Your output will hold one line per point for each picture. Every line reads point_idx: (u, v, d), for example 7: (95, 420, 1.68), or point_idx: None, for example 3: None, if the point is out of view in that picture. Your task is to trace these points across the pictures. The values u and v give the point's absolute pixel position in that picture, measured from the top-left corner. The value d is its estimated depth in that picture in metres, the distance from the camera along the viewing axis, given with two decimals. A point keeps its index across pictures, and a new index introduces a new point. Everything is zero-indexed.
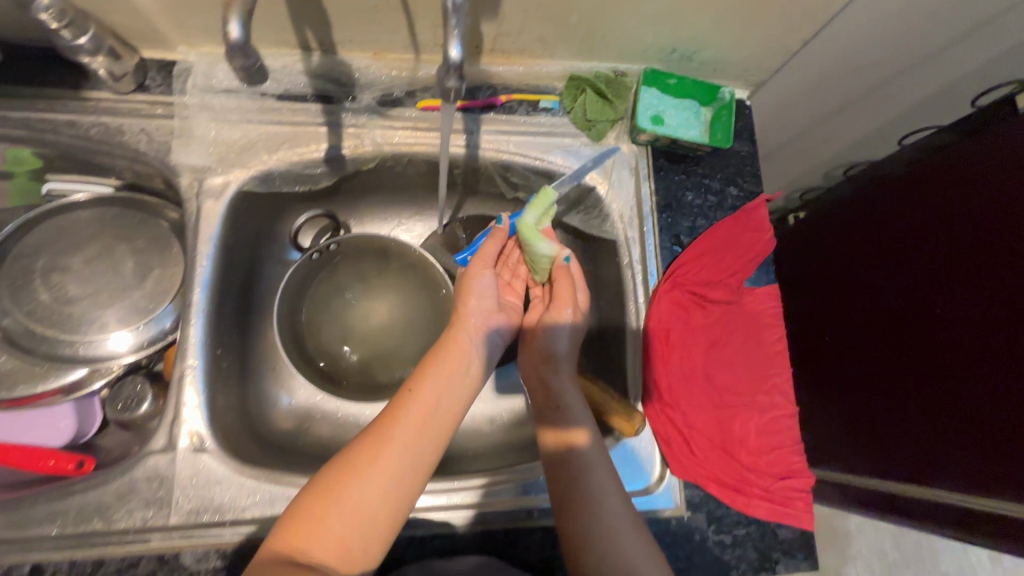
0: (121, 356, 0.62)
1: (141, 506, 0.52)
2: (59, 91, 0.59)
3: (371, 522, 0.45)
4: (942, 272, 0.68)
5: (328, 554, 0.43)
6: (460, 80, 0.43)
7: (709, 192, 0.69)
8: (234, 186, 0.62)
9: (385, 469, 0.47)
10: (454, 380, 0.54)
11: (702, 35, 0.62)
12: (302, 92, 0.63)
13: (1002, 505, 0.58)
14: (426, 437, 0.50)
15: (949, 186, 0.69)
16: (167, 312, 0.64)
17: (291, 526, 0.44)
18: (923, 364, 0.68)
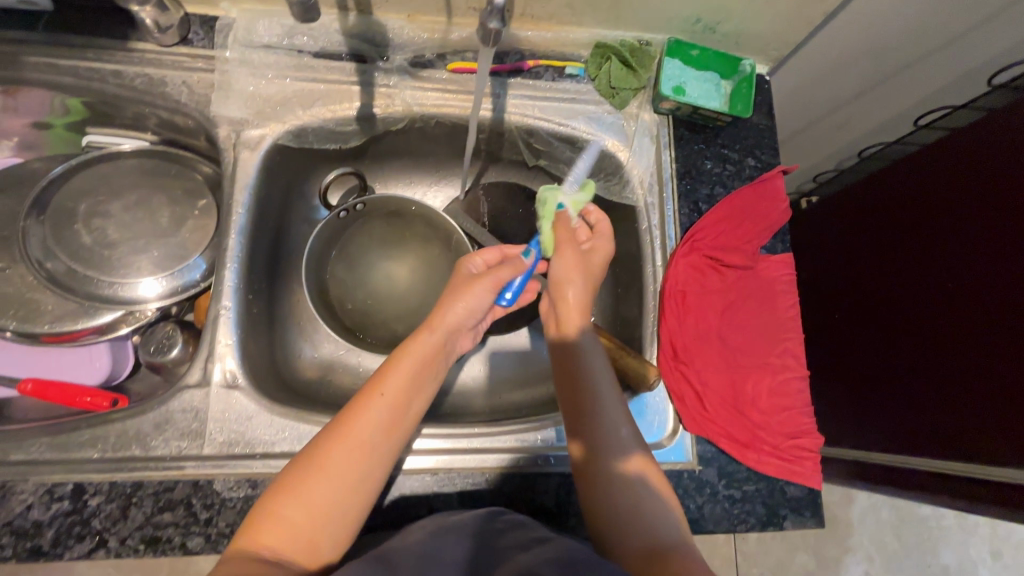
0: (149, 302, 0.64)
1: (177, 436, 0.55)
2: (107, 41, 0.61)
3: (336, 518, 0.45)
4: (954, 252, 0.69)
5: (295, 551, 0.43)
6: (502, 21, 0.45)
7: (728, 162, 0.70)
8: (270, 139, 0.64)
9: (348, 470, 0.47)
10: (415, 382, 0.53)
11: (727, 6, 0.63)
12: (338, 51, 0.65)
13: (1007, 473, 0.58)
14: (386, 438, 0.50)
15: (964, 168, 0.70)
16: (195, 264, 0.65)
17: (255, 523, 0.44)
18: (934, 340, 0.70)
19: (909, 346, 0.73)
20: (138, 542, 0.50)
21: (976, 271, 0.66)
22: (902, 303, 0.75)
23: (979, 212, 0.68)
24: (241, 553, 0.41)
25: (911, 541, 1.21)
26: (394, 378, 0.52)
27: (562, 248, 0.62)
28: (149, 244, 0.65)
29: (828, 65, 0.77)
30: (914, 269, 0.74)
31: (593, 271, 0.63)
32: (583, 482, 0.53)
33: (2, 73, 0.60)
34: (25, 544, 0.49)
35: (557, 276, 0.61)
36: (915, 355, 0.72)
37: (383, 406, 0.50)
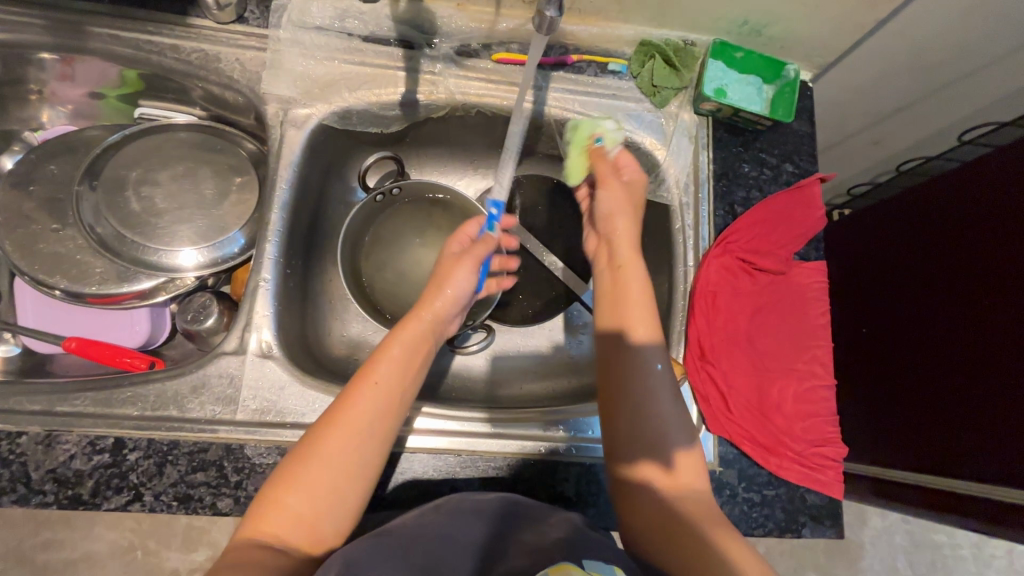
0: (186, 271, 0.66)
1: (212, 400, 0.56)
2: (167, 15, 0.63)
3: (334, 505, 0.46)
4: (985, 274, 0.68)
5: (297, 537, 0.44)
6: (557, 11, 0.47)
7: (765, 166, 0.70)
8: (316, 119, 0.66)
9: (346, 458, 0.47)
10: (405, 367, 0.53)
11: (775, 9, 0.63)
12: (386, 36, 0.67)
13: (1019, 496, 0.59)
14: (384, 422, 0.50)
15: (1007, 185, 0.68)
16: (232, 239, 0.67)
17: (257, 510, 0.45)
18: (958, 362, 0.69)
19: (933, 364, 0.72)
20: (171, 499, 0.52)
21: (1004, 294, 0.66)
22: (925, 324, 0.74)
23: (1008, 234, 0.67)
24: (248, 543, 0.43)
25: (923, 567, 1.19)
26: (386, 361, 0.52)
27: (605, 180, 0.66)
28: (193, 214, 0.67)
29: (873, 75, 0.77)
30: (940, 290, 0.73)
31: (638, 200, 0.65)
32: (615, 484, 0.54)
33: (66, 41, 0.62)
34: (66, 492, 0.52)
35: (608, 209, 0.64)
36: (940, 377, 0.70)
37: (376, 391, 0.50)
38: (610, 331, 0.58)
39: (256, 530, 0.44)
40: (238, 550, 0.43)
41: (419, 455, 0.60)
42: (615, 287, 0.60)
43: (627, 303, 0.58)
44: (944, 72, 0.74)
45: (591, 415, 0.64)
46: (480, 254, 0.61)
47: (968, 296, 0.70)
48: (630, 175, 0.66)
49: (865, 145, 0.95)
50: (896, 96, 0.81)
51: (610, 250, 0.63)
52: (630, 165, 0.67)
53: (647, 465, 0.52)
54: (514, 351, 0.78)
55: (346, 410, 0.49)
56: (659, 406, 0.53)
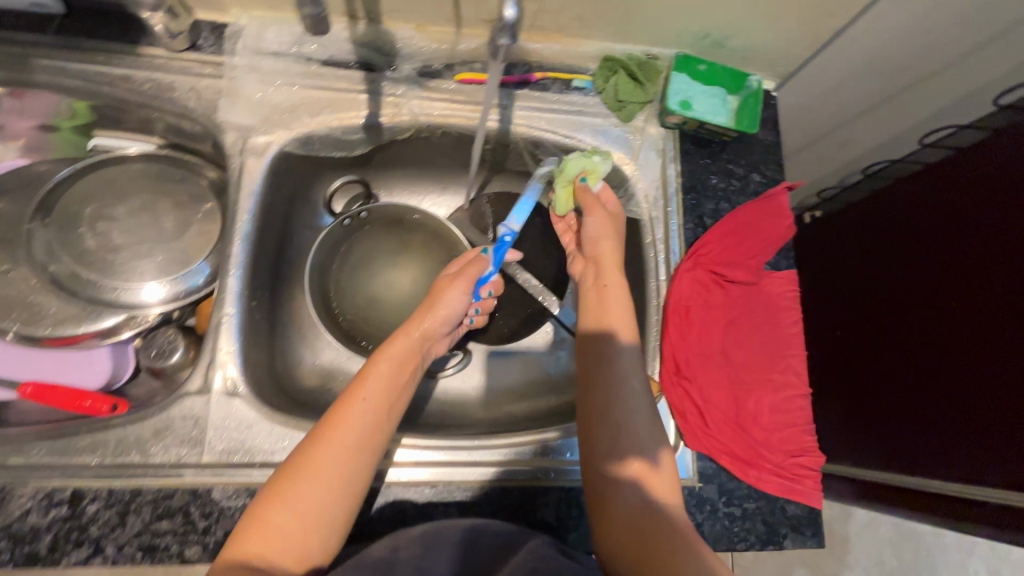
0: (152, 306, 0.64)
1: (176, 443, 0.54)
2: (117, 46, 0.61)
3: (321, 526, 0.45)
4: (954, 274, 0.69)
5: (288, 556, 0.43)
6: (513, 40, 0.42)
7: (733, 176, 0.70)
8: (277, 147, 0.64)
9: (333, 475, 0.47)
10: (393, 385, 0.54)
11: (735, 20, 0.64)
12: (346, 59, 0.66)
13: (983, 492, 0.59)
14: (372, 439, 0.50)
15: (972, 187, 0.69)
16: (201, 269, 0.66)
17: (247, 529, 0.44)
18: (932, 361, 0.69)
19: (908, 364, 0.72)
20: (135, 550, 0.50)
21: (978, 290, 0.66)
22: (899, 323, 0.75)
23: (976, 232, 0.67)
24: (237, 562, 0.42)
25: (908, 561, 1.20)
26: (373, 378, 0.53)
27: (592, 208, 0.65)
28: (153, 248, 0.65)
29: (836, 81, 0.77)
30: (913, 289, 0.74)
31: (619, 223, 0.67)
32: (587, 480, 0.53)
33: (13, 75, 0.60)
34: (22, 550, 0.49)
35: (593, 236, 0.65)
36: (915, 376, 0.71)
37: (365, 407, 0.51)
38: (593, 341, 0.59)
39: (246, 550, 0.43)
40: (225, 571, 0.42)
41: (394, 487, 0.58)
42: (612, 287, 0.62)
43: (607, 300, 0.61)
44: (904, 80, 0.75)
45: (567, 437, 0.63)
46: (472, 275, 0.62)
47: (939, 295, 0.70)
48: (612, 210, 0.66)
49: (830, 149, 0.96)
50: (859, 99, 0.81)
51: (596, 273, 0.64)
52: (610, 196, 0.67)
53: (634, 457, 0.52)
54: (491, 372, 0.77)
55: (332, 425, 0.49)
56: (631, 414, 0.54)
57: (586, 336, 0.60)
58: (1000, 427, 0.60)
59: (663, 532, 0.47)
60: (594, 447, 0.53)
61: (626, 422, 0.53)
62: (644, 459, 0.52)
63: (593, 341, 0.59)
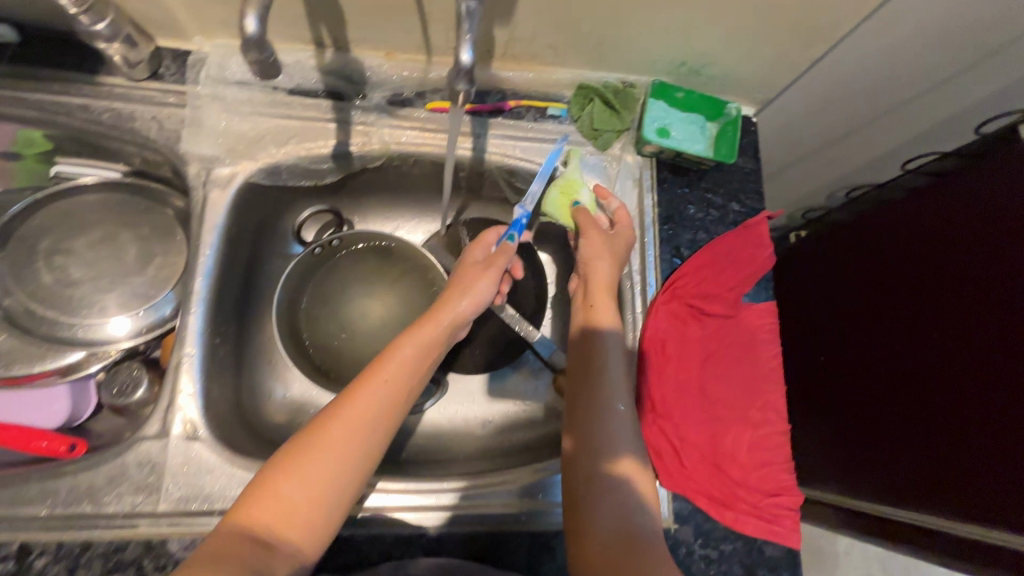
0: (118, 341, 0.62)
1: (131, 491, 0.52)
2: (74, 75, 0.60)
3: (324, 505, 0.45)
4: (931, 298, 0.66)
5: (287, 530, 0.43)
6: (470, 84, 0.45)
7: (711, 206, 0.69)
8: (241, 177, 0.62)
9: (341, 455, 0.46)
10: (417, 369, 0.53)
11: (711, 49, 0.63)
12: (314, 88, 0.64)
13: (960, 526, 0.57)
14: (387, 420, 0.49)
15: (954, 207, 0.67)
16: (167, 300, 0.64)
17: (250, 498, 0.44)
18: (908, 384, 0.66)
19: (882, 387, 0.70)
20: None
21: (950, 312, 0.64)
22: (876, 345, 0.73)
23: (955, 253, 0.65)
24: (235, 530, 0.42)
25: None
26: (396, 359, 0.52)
27: (589, 230, 0.62)
28: (114, 282, 0.63)
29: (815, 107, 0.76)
30: (892, 309, 0.72)
31: (620, 252, 0.63)
32: (568, 484, 0.51)
33: None
34: None
35: (587, 257, 0.62)
36: (889, 400, 0.69)
37: (384, 388, 0.50)
38: (583, 347, 0.57)
39: (247, 519, 0.43)
40: (220, 539, 0.41)
41: (360, 534, 0.56)
42: (602, 303, 0.59)
43: (600, 310, 0.59)
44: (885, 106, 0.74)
45: (542, 478, 0.61)
46: (500, 261, 0.60)
47: (921, 310, 0.67)
48: (619, 234, 0.63)
49: (814, 172, 0.95)
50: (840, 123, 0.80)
51: (585, 293, 0.61)
52: (621, 220, 0.64)
53: (631, 463, 0.50)
54: (467, 403, 0.75)
55: (348, 401, 0.48)
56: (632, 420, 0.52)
57: (578, 341, 0.58)
58: (973, 456, 0.57)
59: (649, 543, 0.45)
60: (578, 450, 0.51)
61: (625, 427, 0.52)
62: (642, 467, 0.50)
63: (581, 347, 0.58)
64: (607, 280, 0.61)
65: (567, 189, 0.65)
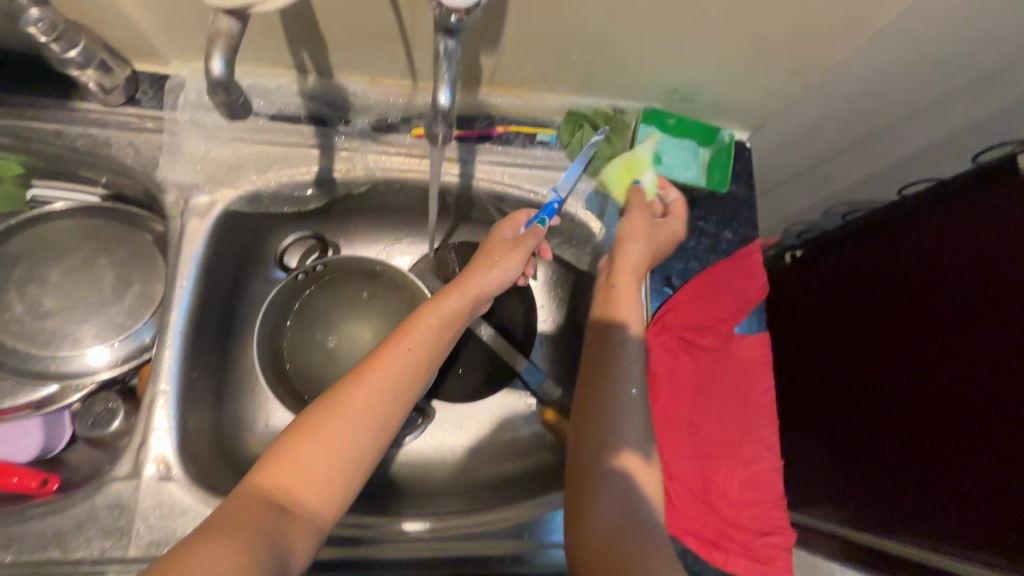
0: (98, 372, 0.60)
1: (100, 535, 0.51)
2: (47, 100, 0.58)
3: (347, 469, 0.45)
4: (927, 320, 0.63)
5: (309, 491, 0.44)
6: (448, 126, 0.43)
7: (704, 235, 0.67)
8: (220, 206, 0.61)
9: (369, 416, 0.47)
10: (442, 335, 0.54)
11: (702, 76, 0.61)
12: (296, 113, 0.62)
13: (971, 562, 0.54)
14: (412, 382, 0.50)
15: (948, 226, 0.64)
16: (147, 327, 0.62)
17: (272, 459, 0.44)
18: (908, 411, 0.63)
19: (880, 413, 0.67)
20: None
21: (948, 334, 0.60)
22: (871, 366, 0.70)
23: (951, 273, 0.62)
24: (258, 489, 0.42)
25: None
26: (424, 322, 0.53)
27: (637, 211, 0.62)
28: (88, 313, 0.61)
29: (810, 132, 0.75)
30: (888, 329, 0.69)
31: (660, 243, 0.61)
32: (571, 462, 0.50)
33: None
34: None
35: (624, 235, 0.60)
36: (889, 427, 0.65)
37: (411, 352, 0.51)
38: (603, 322, 0.57)
39: (269, 480, 0.43)
40: (244, 496, 0.42)
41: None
42: (627, 285, 0.58)
43: (624, 294, 0.58)
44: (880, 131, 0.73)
45: (521, 519, 0.59)
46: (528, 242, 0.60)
47: (917, 329, 0.64)
48: (669, 227, 0.62)
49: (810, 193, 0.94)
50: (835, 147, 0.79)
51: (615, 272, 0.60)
52: (672, 214, 0.63)
53: (638, 449, 0.49)
54: (455, 432, 0.73)
55: (375, 363, 0.50)
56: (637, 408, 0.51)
57: (596, 321, 0.58)
58: (983, 490, 0.54)
59: (649, 531, 0.45)
60: (585, 424, 0.51)
61: (628, 414, 0.50)
62: (642, 458, 0.49)
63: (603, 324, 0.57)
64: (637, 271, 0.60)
65: (628, 167, 0.65)
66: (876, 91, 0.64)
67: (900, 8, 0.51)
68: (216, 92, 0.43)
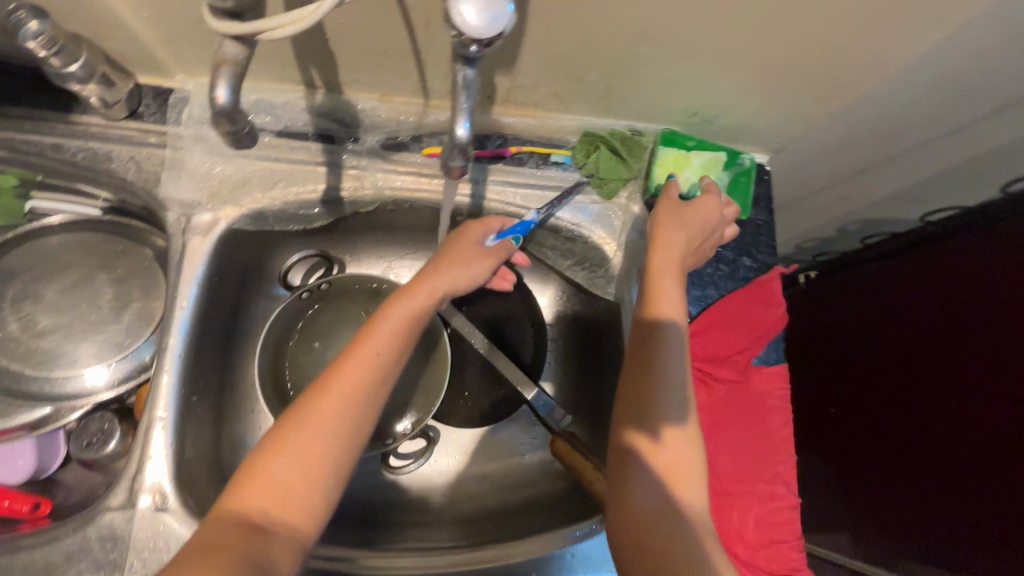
0: (98, 392, 0.59)
1: (92, 569, 0.49)
2: (47, 113, 0.56)
3: (320, 478, 0.43)
4: (940, 351, 0.64)
5: (284, 510, 0.41)
6: (466, 159, 0.41)
7: (721, 261, 0.65)
8: (223, 224, 0.59)
9: (332, 425, 0.44)
10: (404, 339, 0.50)
11: (724, 100, 0.59)
12: (303, 130, 0.60)
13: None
14: (373, 391, 0.47)
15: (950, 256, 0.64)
16: (146, 346, 0.60)
17: (239, 481, 0.41)
18: (932, 438, 0.64)
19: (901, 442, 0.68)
20: None
21: (958, 360, 0.61)
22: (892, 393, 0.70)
23: (956, 301, 0.62)
24: (227, 515, 0.40)
25: None
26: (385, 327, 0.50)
27: (671, 199, 0.56)
28: (85, 331, 0.59)
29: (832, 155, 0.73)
30: (901, 356, 0.69)
31: (701, 226, 0.55)
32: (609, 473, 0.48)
33: None
34: None
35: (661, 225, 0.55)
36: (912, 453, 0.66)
37: (373, 359, 0.47)
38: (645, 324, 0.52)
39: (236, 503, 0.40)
40: (214, 523, 0.39)
41: None
42: (666, 279, 0.52)
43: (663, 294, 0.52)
44: (904, 159, 0.71)
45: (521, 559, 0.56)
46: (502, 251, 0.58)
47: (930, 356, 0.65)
48: (711, 207, 0.56)
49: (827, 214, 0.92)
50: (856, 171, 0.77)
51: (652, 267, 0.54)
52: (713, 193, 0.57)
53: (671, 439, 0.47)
54: (460, 455, 0.71)
55: (337, 370, 0.46)
56: (674, 401, 0.48)
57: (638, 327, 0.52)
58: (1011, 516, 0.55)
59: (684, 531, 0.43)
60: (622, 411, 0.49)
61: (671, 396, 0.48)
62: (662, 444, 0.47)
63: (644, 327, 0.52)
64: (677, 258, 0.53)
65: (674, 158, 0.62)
66: (903, 119, 0.62)
67: (933, 41, 0.49)
68: (219, 124, 0.41)
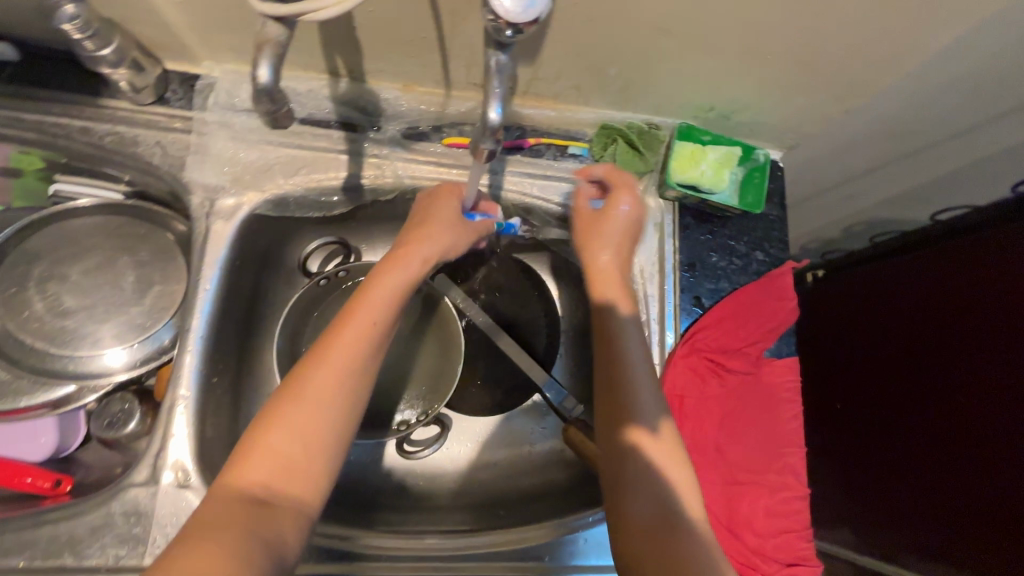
0: (114, 373, 0.59)
1: (116, 543, 0.50)
2: (77, 97, 0.57)
3: (320, 450, 0.43)
4: (943, 346, 0.65)
5: (286, 483, 0.41)
6: (496, 142, 0.43)
7: (734, 254, 0.66)
8: (246, 209, 0.60)
9: (327, 395, 0.44)
10: (396, 308, 0.50)
11: (741, 96, 0.60)
12: (326, 118, 0.62)
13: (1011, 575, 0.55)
14: (366, 358, 0.47)
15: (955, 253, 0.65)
16: (167, 328, 0.61)
17: (240, 457, 0.42)
18: (933, 431, 0.64)
19: (899, 435, 0.68)
20: None
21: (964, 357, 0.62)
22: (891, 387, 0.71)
23: (961, 298, 0.63)
24: (230, 490, 0.40)
25: None
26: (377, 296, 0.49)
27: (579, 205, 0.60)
28: (108, 312, 0.60)
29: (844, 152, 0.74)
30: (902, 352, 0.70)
31: (610, 221, 0.57)
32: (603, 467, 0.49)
33: None
34: None
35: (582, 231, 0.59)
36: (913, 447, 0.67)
37: (369, 329, 0.47)
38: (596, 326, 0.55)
39: (239, 477, 0.41)
40: (218, 499, 0.40)
41: None
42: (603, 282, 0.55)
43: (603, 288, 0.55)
44: (915, 159, 0.72)
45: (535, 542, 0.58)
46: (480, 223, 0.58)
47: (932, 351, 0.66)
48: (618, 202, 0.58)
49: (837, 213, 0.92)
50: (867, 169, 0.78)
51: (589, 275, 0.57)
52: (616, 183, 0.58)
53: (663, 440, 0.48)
54: (473, 444, 0.72)
55: (331, 340, 0.46)
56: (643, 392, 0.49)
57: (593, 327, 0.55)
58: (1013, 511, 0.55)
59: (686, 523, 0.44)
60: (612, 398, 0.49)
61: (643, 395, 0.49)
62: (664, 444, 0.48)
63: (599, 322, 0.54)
64: (610, 266, 0.56)
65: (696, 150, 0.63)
66: (915, 117, 0.63)
67: (949, 40, 0.50)
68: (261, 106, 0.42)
